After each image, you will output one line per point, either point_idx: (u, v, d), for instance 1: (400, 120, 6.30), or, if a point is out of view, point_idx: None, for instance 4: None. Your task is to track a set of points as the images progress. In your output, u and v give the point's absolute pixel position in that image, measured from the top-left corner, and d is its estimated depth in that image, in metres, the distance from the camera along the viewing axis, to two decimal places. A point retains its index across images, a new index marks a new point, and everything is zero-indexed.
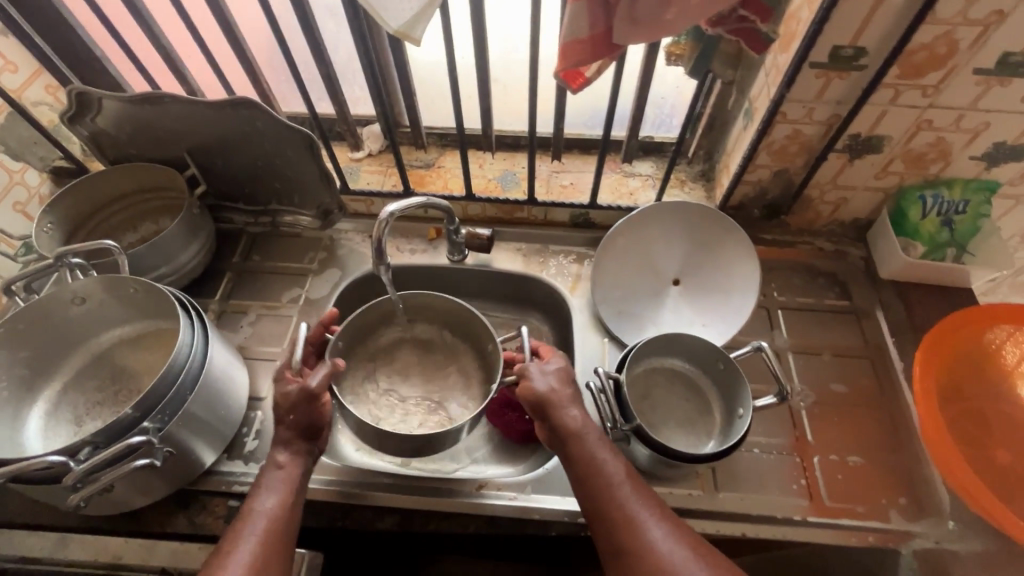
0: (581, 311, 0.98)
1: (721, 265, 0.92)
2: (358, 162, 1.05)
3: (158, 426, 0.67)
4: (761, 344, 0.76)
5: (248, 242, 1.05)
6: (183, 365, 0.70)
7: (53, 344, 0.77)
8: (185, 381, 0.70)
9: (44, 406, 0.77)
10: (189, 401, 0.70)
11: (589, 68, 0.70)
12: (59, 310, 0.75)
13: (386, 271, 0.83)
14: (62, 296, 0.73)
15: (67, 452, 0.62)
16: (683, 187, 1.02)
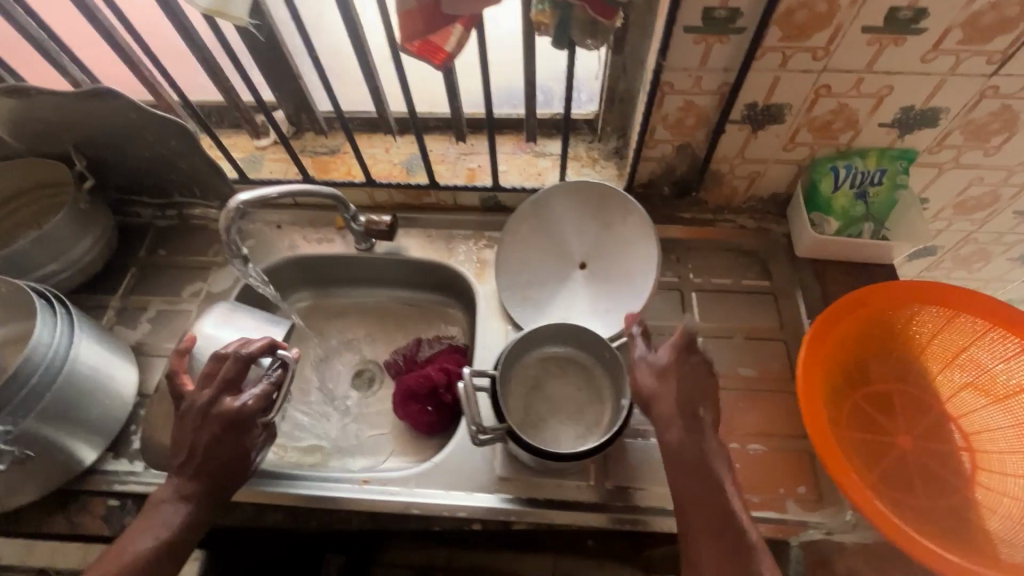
0: (487, 298, 0.94)
1: (624, 247, 0.85)
2: (262, 150, 1.03)
3: (8, 429, 0.66)
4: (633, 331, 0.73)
5: (155, 237, 1.03)
6: (36, 366, 0.69)
7: None
8: (40, 380, 0.68)
9: None
10: (47, 400, 0.69)
11: (450, 42, 0.63)
12: None
13: (236, 260, 0.82)
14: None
15: None
16: (595, 166, 0.97)
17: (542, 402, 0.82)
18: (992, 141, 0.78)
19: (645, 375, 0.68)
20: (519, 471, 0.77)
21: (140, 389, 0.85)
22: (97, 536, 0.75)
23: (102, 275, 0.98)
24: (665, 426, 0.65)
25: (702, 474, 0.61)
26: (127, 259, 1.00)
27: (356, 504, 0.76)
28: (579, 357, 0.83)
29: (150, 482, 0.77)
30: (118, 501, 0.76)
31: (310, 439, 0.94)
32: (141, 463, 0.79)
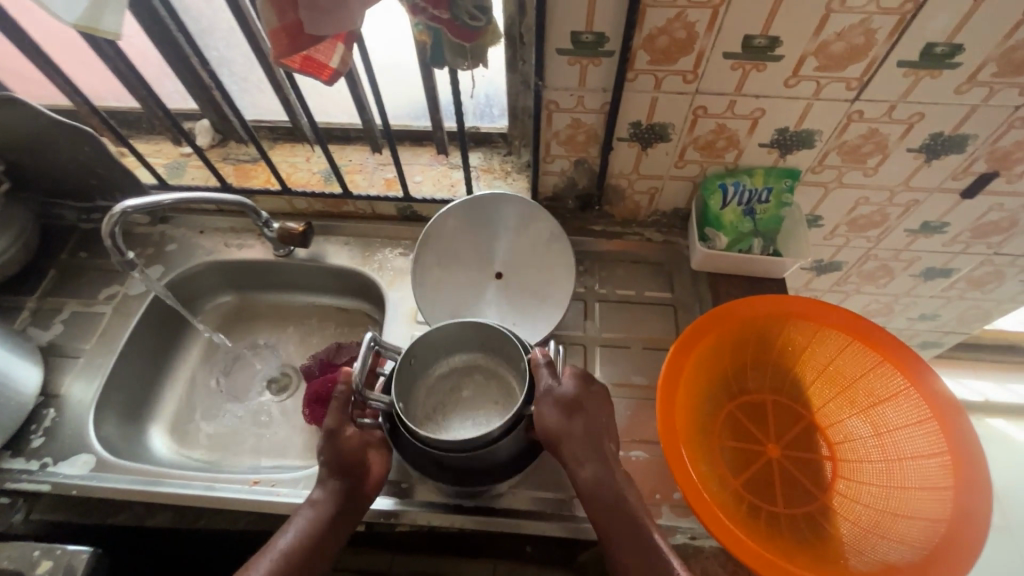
0: (397, 304, 0.97)
1: (543, 256, 0.92)
2: (186, 157, 1.05)
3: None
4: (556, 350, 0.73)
5: (78, 239, 1.05)
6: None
7: None
8: None
9: None
10: None
11: (336, 59, 0.66)
12: None
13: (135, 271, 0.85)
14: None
15: None
16: (508, 178, 1.00)
17: (454, 406, 0.80)
18: (869, 162, 0.82)
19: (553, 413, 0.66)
20: (406, 474, 0.79)
21: (46, 389, 0.87)
22: None
23: (20, 277, 1.00)
24: (574, 466, 0.66)
25: (622, 506, 0.64)
26: (48, 261, 1.02)
27: (244, 504, 0.77)
28: (489, 364, 0.82)
29: (42, 480, 0.79)
30: (10, 499, 0.78)
31: (223, 441, 0.96)
32: (37, 461, 0.81)
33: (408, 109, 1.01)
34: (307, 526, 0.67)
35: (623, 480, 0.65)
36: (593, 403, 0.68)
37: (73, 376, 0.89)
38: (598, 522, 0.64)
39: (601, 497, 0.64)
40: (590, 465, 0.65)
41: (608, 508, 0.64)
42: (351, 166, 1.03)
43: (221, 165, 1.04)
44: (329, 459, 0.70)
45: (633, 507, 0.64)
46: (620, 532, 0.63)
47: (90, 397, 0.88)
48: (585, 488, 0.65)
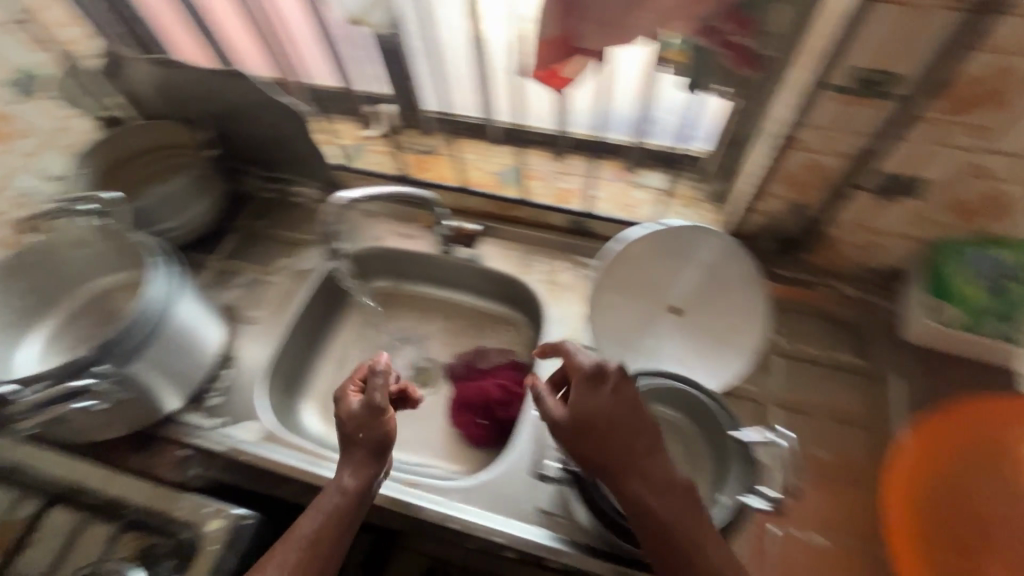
0: (558, 322, 0.94)
1: (728, 296, 0.86)
2: (365, 141, 1.05)
3: (112, 370, 0.71)
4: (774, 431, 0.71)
5: (258, 207, 1.09)
6: (144, 316, 0.73)
7: (54, 284, 0.87)
8: (149, 332, 0.74)
9: (42, 335, 0.87)
10: (150, 349, 0.75)
11: None
12: (64, 250, 0.85)
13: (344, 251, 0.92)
14: (66, 240, 0.84)
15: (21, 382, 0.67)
16: (693, 207, 0.93)
17: None
18: None
19: (595, 397, 0.63)
20: (564, 508, 0.76)
21: (226, 349, 0.92)
22: (167, 481, 0.81)
23: (207, 235, 1.05)
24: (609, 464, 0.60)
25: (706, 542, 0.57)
26: (231, 224, 1.07)
27: (396, 503, 0.77)
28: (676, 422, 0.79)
29: (220, 439, 0.83)
30: (190, 452, 0.83)
31: None
32: (216, 420, 0.85)
33: (603, 120, 0.91)
34: (333, 510, 0.65)
35: (642, 491, 0.59)
36: (624, 407, 0.62)
37: (251, 340, 0.94)
38: (674, 552, 0.57)
39: (687, 523, 0.58)
40: (636, 480, 0.59)
41: (650, 527, 0.58)
42: (528, 171, 1.00)
43: (400, 153, 1.05)
44: (358, 442, 0.68)
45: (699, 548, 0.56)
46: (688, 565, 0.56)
47: (262, 364, 0.92)
48: (654, 510, 0.58)
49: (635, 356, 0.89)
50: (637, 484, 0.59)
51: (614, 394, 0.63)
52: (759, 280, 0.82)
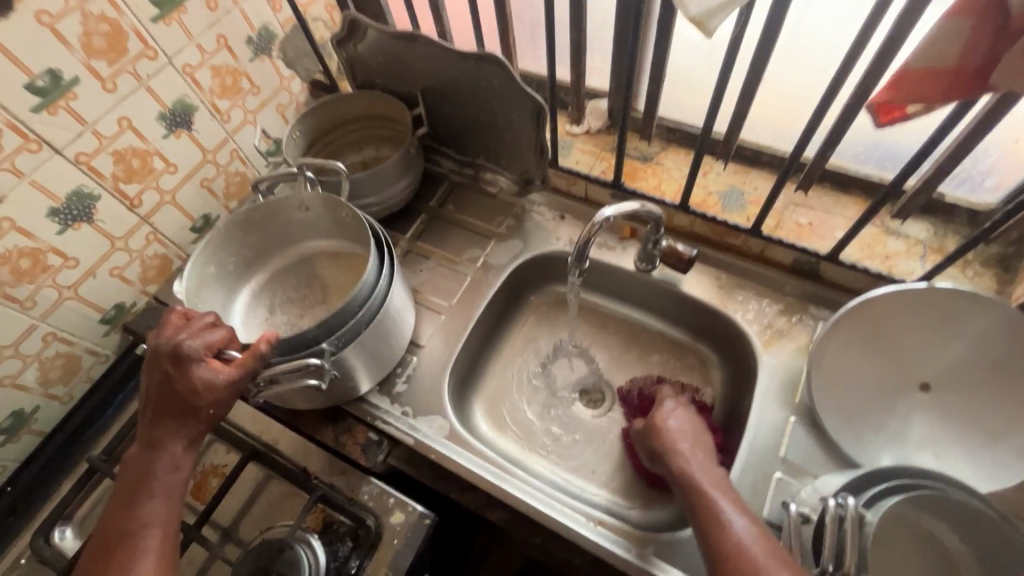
0: (770, 374, 0.82)
1: (1007, 385, 0.71)
2: (573, 137, 1.01)
3: (332, 350, 0.74)
4: None
5: (448, 190, 1.07)
6: (363, 300, 0.76)
7: (272, 242, 0.91)
8: (363, 317, 0.76)
9: (254, 289, 0.92)
10: (363, 334, 0.77)
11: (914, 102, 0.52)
12: (288, 214, 0.87)
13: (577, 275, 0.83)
14: (291, 202, 0.85)
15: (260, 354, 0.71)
16: (966, 270, 0.79)
17: (880, 565, 0.64)
18: None
19: (679, 416, 0.72)
20: None
21: (413, 336, 0.91)
22: (352, 460, 0.83)
23: (399, 213, 1.05)
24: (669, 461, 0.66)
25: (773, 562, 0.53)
26: (420, 204, 1.06)
27: (584, 541, 0.72)
28: (934, 527, 0.63)
29: (406, 430, 0.82)
30: (375, 436, 0.83)
31: (530, 438, 0.92)
32: (400, 408, 0.85)
33: (862, 149, 0.82)
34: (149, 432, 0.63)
35: (717, 500, 0.60)
36: (693, 431, 0.70)
37: (436, 330, 0.92)
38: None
39: (741, 535, 0.56)
40: (702, 481, 0.62)
41: (720, 542, 0.56)
42: (755, 196, 0.89)
43: (609, 155, 0.98)
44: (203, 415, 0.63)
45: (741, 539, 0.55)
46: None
47: (445, 357, 0.90)
48: (720, 517, 0.58)
49: (867, 434, 0.76)
50: (718, 498, 0.60)
51: (692, 424, 0.71)
52: None
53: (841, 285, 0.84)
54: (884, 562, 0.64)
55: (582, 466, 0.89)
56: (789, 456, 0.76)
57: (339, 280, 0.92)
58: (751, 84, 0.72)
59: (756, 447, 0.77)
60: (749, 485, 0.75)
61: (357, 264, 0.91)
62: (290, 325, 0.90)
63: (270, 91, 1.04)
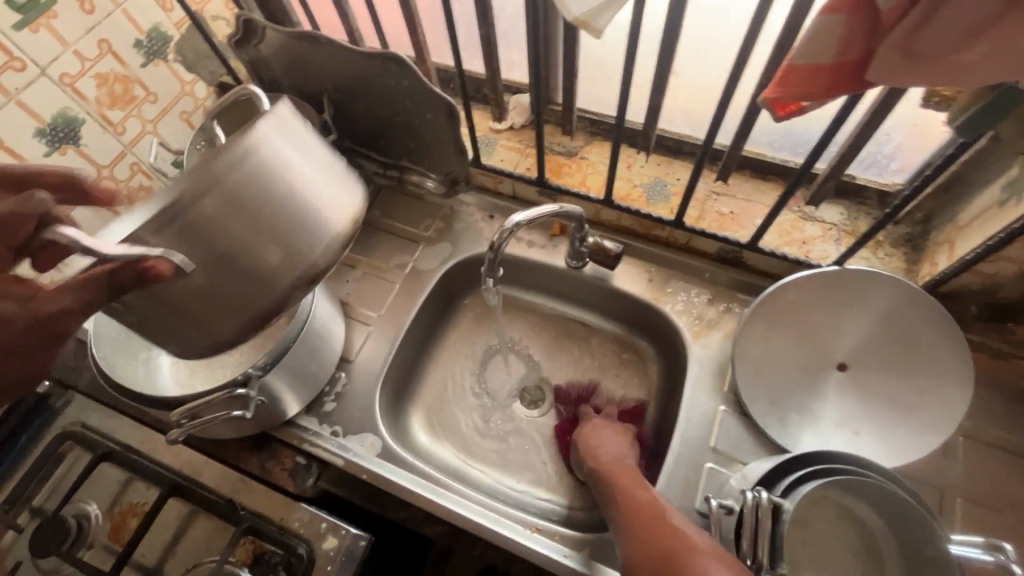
0: (699, 364, 0.83)
1: (914, 358, 0.74)
2: (496, 134, 0.99)
3: (258, 374, 0.69)
4: (1004, 546, 0.56)
5: (372, 194, 1.03)
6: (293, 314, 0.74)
7: None
8: (291, 332, 0.73)
9: None
10: (291, 349, 0.73)
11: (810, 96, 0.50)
12: None
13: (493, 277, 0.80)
14: None
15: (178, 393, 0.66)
16: (877, 251, 0.81)
17: (804, 547, 0.66)
18: None
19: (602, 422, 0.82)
20: None
21: (342, 351, 0.87)
22: (281, 487, 0.79)
23: None
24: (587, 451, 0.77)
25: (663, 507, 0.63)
26: None
27: (525, 550, 0.71)
28: (849, 506, 0.65)
29: (336, 451, 0.79)
30: (305, 460, 0.80)
31: (470, 446, 0.90)
32: (329, 428, 0.81)
33: (776, 137, 0.83)
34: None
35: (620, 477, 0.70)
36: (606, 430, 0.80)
37: (365, 342, 0.89)
38: (641, 524, 0.61)
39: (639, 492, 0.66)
40: (612, 460, 0.73)
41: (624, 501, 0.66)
42: (678, 187, 0.89)
43: (533, 151, 0.96)
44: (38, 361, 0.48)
45: (639, 494, 0.66)
46: (661, 533, 0.59)
47: (376, 370, 0.86)
48: (622, 483, 0.69)
49: (792, 418, 0.77)
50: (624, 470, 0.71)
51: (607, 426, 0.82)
52: (964, 349, 0.69)
53: (762, 271, 0.86)
54: (806, 545, 0.66)
55: (524, 469, 0.88)
56: (719, 444, 0.77)
57: None
58: (661, 77, 0.71)
59: (688, 438, 0.78)
60: (683, 478, 0.76)
61: None
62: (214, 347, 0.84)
63: (171, 97, 0.97)
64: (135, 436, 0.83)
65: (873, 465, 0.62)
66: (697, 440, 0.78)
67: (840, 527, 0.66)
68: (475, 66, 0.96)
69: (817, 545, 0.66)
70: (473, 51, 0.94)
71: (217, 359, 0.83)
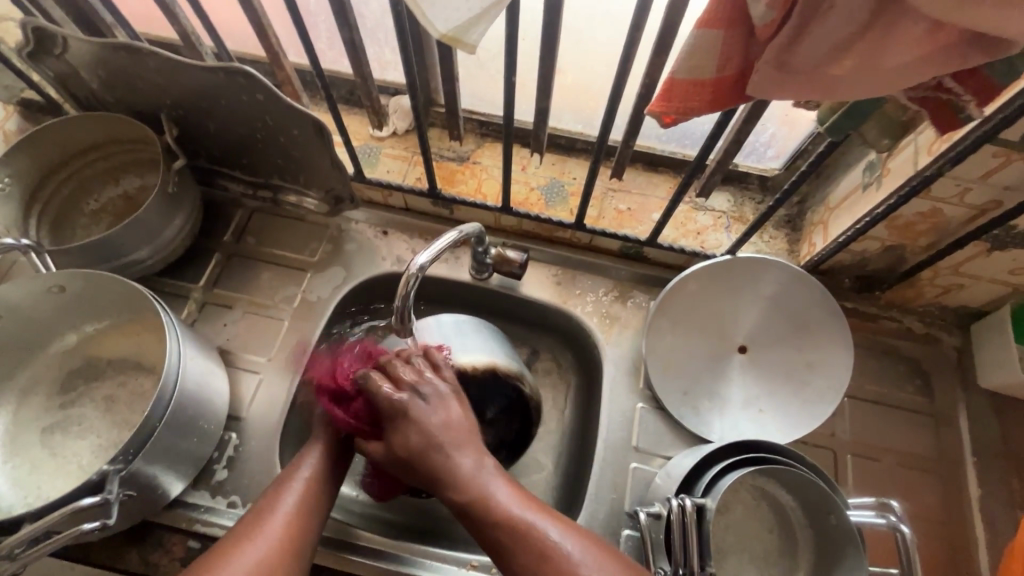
0: (615, 364, 0.82)
1: (804, 333, 0.79)
2: (379, 142, 0.91)
3: (118, 469, 0.58)
4: (891, 503, 0.61)
5: (243, 220, 0.90)
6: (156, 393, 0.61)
7: (14, 344, 0.69)
8: (157, 410, 0.61)
9: (6, 416, 0.69)
10: (159, 431, 0.62)
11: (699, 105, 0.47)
12: (28, 297, 0.66)
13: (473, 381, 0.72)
14: (33, 287, 0.65)
15: (7, 520, 0.53)
16: (763, 235, 0.85)
17: (727, 532, 0.69)
18: None
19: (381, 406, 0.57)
20: None
21: (229, 408, 0.77)
22: None
23: (183, 257, 0.86)
24: (437, 439, 0.53)
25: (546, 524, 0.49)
26: (212, 242, 0.88)
27: None
28: (760, 484, 0.69)
29: None
30: (199, 542, 0.70)
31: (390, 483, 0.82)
32: (224, 500, 0.72)
33: (663, 131, 0.84)
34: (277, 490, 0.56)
35: (485, 483, 0.52)
36: (453, 419, 0.55)
37: (257, 393, 0.79)
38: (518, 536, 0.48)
39: (488, 482, 0.52)
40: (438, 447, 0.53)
41: (483, 504, 0.50)
42: (574, 186, 0.88)
43: (421, 159, 0.89)
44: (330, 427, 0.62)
45: (487, 483, 0.52)
46: (521, 536, 0.48)
47: (273, 420, 0.77)
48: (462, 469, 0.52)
49: (704, 404, 0.79)
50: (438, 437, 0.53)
51: (452, 415, 0.55)
52: (843, 320, 0.75)
53: (663, 263, 0.87)
54: (730, 531, 0.69)
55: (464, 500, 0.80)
56: (641, 443, 0.78)
57: (139, 359, 0.74)
58: (546, 81, 0.67)
59: (612, 439, 0.78)
60: (610, 482, 0.76)
61: (154, 338, 0.74)
62: (62, 430, 0.70)
63: None
64: None
65: (778, 449, 0.65)
66: (619, 444, 0.78)
67: (756, 506, 0.70)
68: (346, 68, 0.87)
69: (737, 529, 0.70)
70: (339, 51, 0.85)
71: (67, 445, 0.69)
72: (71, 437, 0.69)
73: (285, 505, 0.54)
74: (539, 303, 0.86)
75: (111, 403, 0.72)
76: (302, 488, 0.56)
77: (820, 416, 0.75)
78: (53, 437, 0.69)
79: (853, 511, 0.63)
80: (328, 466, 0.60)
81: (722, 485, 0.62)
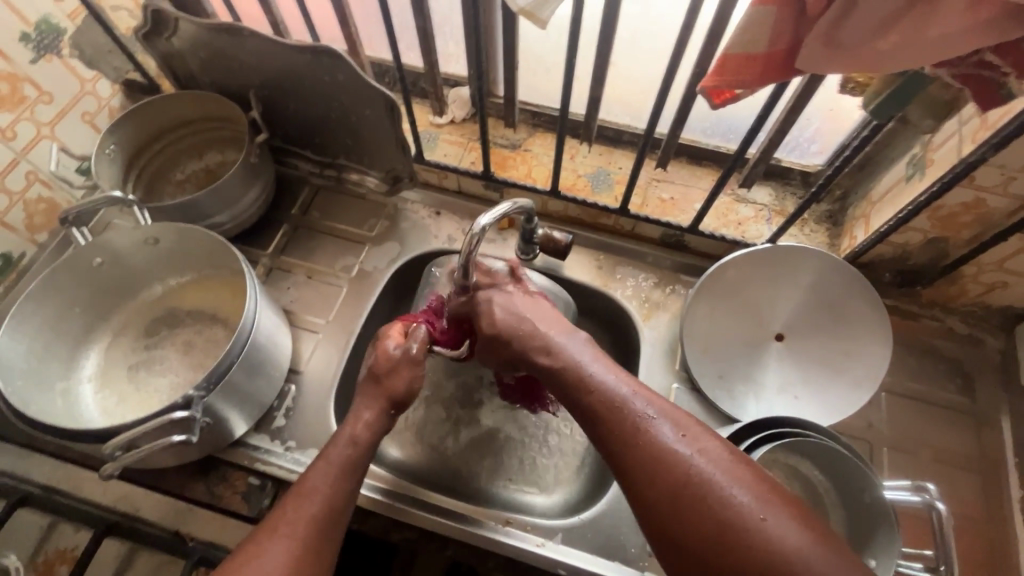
0: (652, 345, 0.85)
1: (841, 324, 0.80)
2: (438, 128, 0.98)
3: (200, 395, 0.64)
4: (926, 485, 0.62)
5: (310, 196, 0.98)
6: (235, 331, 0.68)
7: (111, 289, 0.78)
8: (236, 347, 0.68)
9: (98, 354, 0.77)
10: (235, 367, 0.68)
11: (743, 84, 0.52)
12: (130, 245, 0.74)
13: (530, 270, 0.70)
14: (135, 236, 0.73)
15: (108, 429, 0.60)
16: (803, 228, 0.87)
17: None
18: None
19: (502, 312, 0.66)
20: None
21: (290, 362, 0.83)
22: (234, 512, 0.74)
23: (254, 226, 0.94)
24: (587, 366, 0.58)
25: (699, 439, 0.51)
26: (281, 215, 0.95)
27: (499, 546, 0.71)
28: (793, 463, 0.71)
29: (291, 468, 0.75)
30: (258, 480, 0.75)
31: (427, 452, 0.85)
32: (283, 444, 0.77)
33: (708, 124, 0.88)
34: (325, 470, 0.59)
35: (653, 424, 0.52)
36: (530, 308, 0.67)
37: (316, 352, 0.85)
38: (652, 451, 0.50)
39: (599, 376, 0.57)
40: (561, 343, 0.61)
41: (632, 426, 0.52)
42: (620, 175, 0.93)
43: (477, 145, 0.96)
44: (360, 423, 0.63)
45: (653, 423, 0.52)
46: (661, 463, 0.49)
47: (328, 377, 0.83)
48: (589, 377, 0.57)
49: (739, 388, 0.81)
50: (548, 330, 0.63)
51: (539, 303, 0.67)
52: (883, 312, 0.76)
53: (704, 253, 0.90)
54: None
55: (503, 470, 0.84)
56: None
57: (213, 311, 0.81)
58: (602, 69, 0.72)
59: None
60: None
61: (229, 293, 0.81)
62: (144, 369, 0.77)
63: (69, 96, 0.87)
64: (60, 476, 0.75)
65: (814, 428, 0.67)
66: None
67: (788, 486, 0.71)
68: (413, 59, 0.95)
69: None
70: (408, 44, 0.93)
71: (149, 383, 0.76)
72: (154, 375, 0.77)
73: (317, 489, 0.58)
74: (581, 285, 0.90)
75: (187, 348, 0.79)
76: (329, 471, 0.59)
77: (855, 405, 0.76)
78: (138, 374, 0.77)
79: (888, 491, 0.64)
80: (362, 442, 0.62)
81: (756, 457, 0.64)
